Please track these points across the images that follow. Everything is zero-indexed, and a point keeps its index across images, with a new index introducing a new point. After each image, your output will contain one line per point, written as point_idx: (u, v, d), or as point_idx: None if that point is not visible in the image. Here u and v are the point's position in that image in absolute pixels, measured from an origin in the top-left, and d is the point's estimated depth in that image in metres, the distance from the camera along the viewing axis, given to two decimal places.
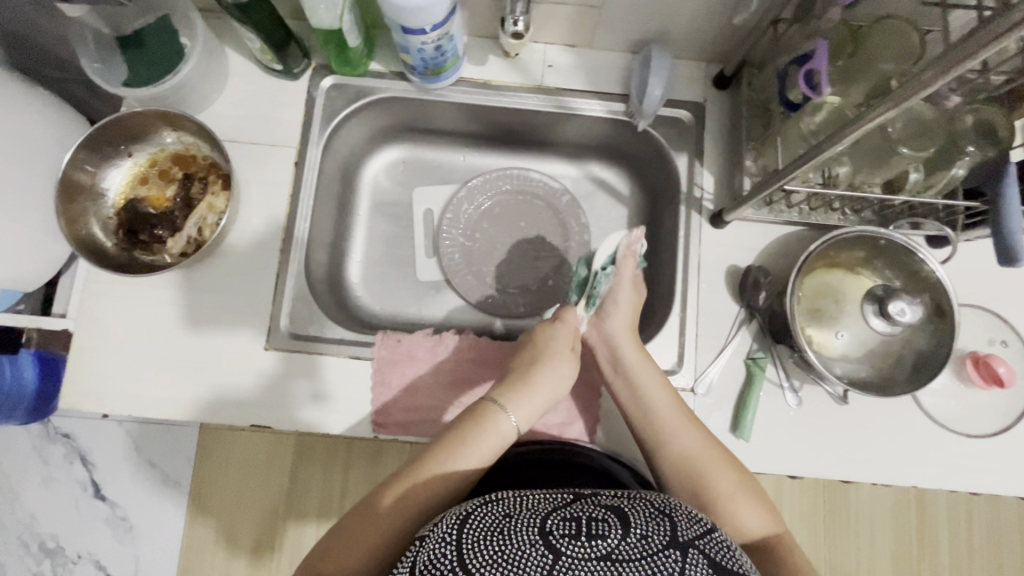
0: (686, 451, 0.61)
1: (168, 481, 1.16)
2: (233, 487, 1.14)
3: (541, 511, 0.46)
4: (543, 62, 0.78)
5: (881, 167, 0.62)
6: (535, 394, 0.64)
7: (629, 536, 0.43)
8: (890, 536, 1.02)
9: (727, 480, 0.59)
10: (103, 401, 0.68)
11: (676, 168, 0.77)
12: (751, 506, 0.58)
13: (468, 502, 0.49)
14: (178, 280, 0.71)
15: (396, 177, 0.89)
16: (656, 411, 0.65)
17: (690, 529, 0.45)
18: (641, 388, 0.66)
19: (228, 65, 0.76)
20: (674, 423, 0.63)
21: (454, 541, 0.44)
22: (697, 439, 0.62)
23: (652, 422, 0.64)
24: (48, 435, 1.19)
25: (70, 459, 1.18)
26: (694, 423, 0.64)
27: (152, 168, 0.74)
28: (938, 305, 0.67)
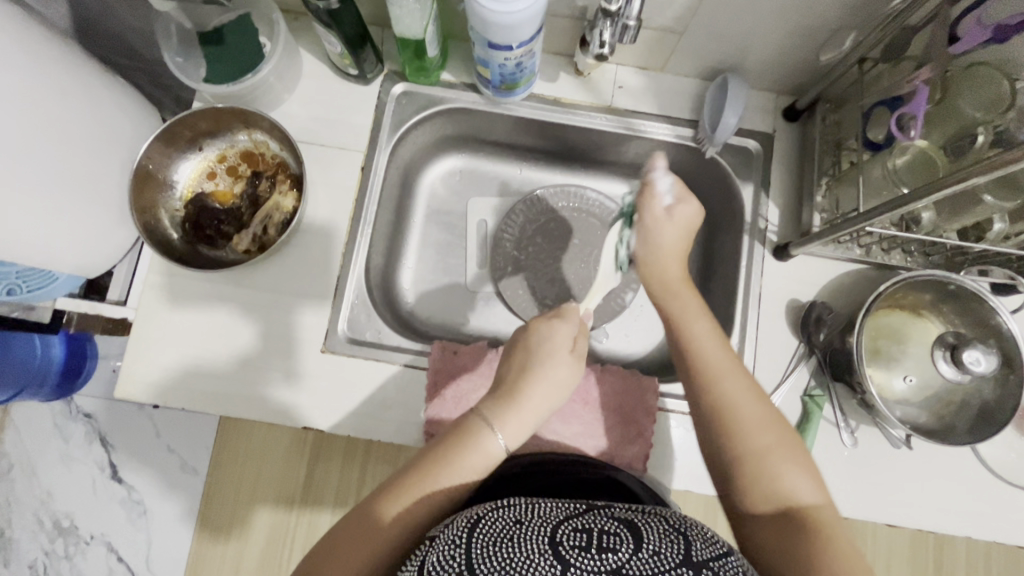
0: (726, 400, 0.53)
1: (187, 469, 1.16)
2: (245, 483, 1.12)
3: (551, 519, 0.47)
4: (613, 83, 0.78)
5: (962, 214, 0.61)
6: (526, 413, 0.55)
7: (640, 552, 0.44)
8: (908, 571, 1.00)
9: (770, 438, 0.51)
10: (156, 392, 0.69)
11: (741, 197, 0.77)
12: (795, 469, 0.50)
13: (480, 506, 0.49)
14: (239, 277, 0.72)
15: (453, 185, 0.90)
16: (700, 354, 0.57)
17: (707, 550, 0.45)
18: (685, 331, 0.58)
19: (303, 66, 0.76)
20: (722, 368, 0.55)
21: (463, 543, 0.44)
22: (745, 388, 0.54)
23: (693, 367, 0.56)
24: (69, 413, 1.19)
25: (90, 440, 1.19)
26: (742, 371, 0.55)
27: (220, 163, 0.74)
28: (1006, 354, 0.66)
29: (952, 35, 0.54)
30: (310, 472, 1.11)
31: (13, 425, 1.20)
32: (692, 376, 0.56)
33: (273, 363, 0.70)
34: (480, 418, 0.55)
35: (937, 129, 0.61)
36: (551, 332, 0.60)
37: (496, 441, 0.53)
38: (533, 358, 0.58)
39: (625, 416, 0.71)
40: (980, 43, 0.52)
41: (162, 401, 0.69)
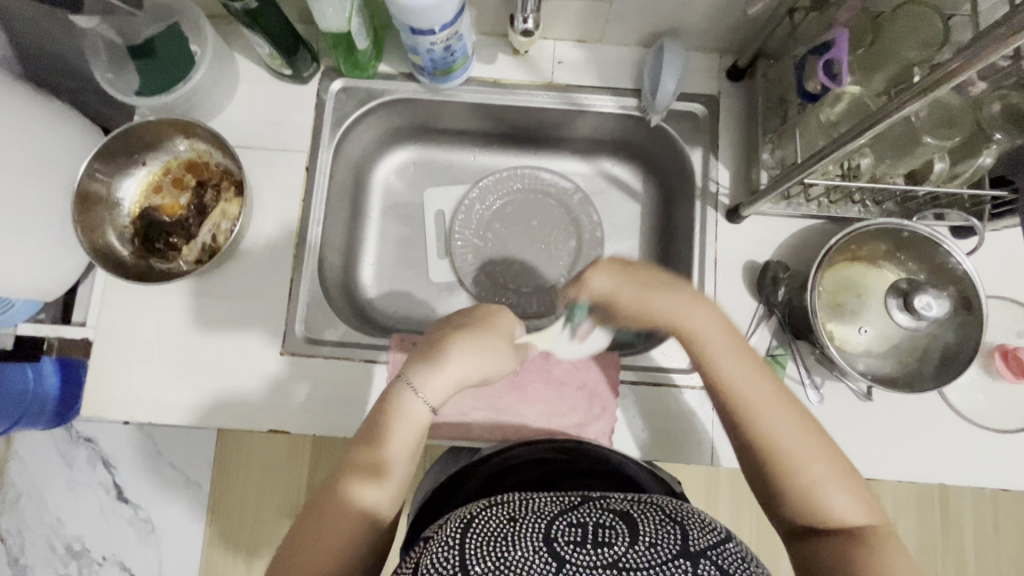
0: (774, 438, 0.51)
1: (190, 484, 1.17)
2: (251, 497, 1.15)
3: (547, 514, 0.46)
4: (552, 59, 0.78)
5: (903, 156, 0.60)
6: (458, 377, 0.56)
7: (636, 543, 0.43)
8: (913, 530, 0.99)
9: (820, 469, 0.50)
10: (125, 408, 0.70)
11: (690, 162, 0.76)
12: (844, 493, 0.50)
13: (474, 505, 0.50)
14: (198, 287, 0.72)
15: (407, 178, 0.89)
16: (740, 392, 0.53)
17: (704, 538, 0.44)
18: (722, 368, 0.54)
19: (239, 71, 0.76)
20: (768, 404, 0.53)
21: (457, 545, 0.44)
22: (791, 421, 0.52)
23: (734, 406, 0.53)
24: (70, 439, 1.21)
25: (92, 463, 1.20)
26: (788, 400, 0.53)
27: (165, 176, 0.74)
28: (964, 297, 0.66)
29: None
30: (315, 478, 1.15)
31: (14, 455, 1.21)
32: (734, 414, 0.53)
33: (237, 369, 0.70)
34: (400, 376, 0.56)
35: (877, 75, 0.60)
36: (501, 323, 0.62)
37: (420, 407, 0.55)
38: (482, 334, 0.59)
39: (589, 392, 0.71)
40: None
41: (133, 417, 0.69)
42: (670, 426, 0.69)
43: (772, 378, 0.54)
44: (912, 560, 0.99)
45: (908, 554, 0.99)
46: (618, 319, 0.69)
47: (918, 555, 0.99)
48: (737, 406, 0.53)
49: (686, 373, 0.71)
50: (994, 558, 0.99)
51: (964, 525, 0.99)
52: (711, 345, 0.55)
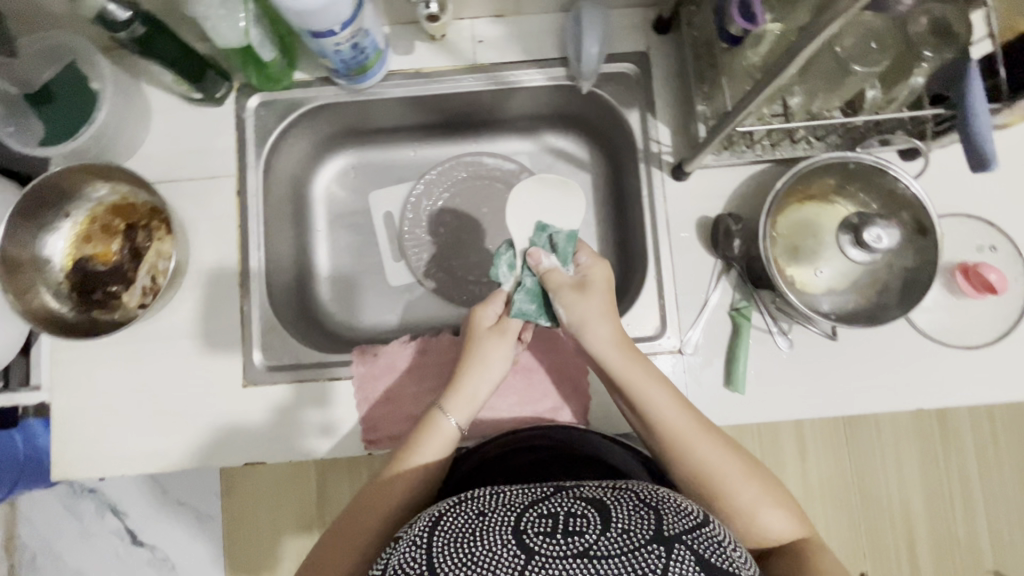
0: (701, 465, 0.55)
1: (202, 516, 1.12)
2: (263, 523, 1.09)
3: (517, 505, 0.45)
4: (472, 39, 0.74)
5: (836, 89, 0.58)
6: (468, 396, 0.60)
7: (608, 531, 0.42)
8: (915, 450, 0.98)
9: (751, 488, 0.54)
10: (97, 466, 0.68)
11: (629, 125, 0.74)
12: (776, 510, 0.54)
13: (443, 502, 0.48)
14: (148, 332, 0.70)
15: (349, 184, 0.86)
16: (669, 427, 0.56)
17: (680, 522, 0.43)
18: (648, 401, 0.57)
19: (150, 103, 0.73)
20: (694, 434, 0.55)
21: (424, 544, 0.43)
22: (717, 447, 0.55)
23: (665, 441, 0.56)
24: (75, 493, 1.16)
25: (101, 512, 1.16)
26: (711, 428, 0.57)
27: (92, 224, 0.71)
28: (917, 221, 0.65)
29: None
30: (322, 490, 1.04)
31: (23, 516, 1.18)
32: (663, 449, 0.56)
33: (204, 409, 0.69)
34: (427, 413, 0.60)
35: None
36: (480, 320, 0.63)
37: (448, 422, 0.59)
38: (470, 338, 0.63)
39: (558, 375, 0.70)
40: None
41: (107, 472, 0.68)
42: None
43: (693, 407, 0.58)
44: (918, 477, 0.98)
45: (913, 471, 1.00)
46: (536, 303, 0.62)
47: (922, 473, 0.98)
48: (667, 441, 0.56)
49: (653, 340, 0.70)
50: (999, 466, 0.98)
51: (966, 439, 0.98)
52: (636, 384, 0.58)
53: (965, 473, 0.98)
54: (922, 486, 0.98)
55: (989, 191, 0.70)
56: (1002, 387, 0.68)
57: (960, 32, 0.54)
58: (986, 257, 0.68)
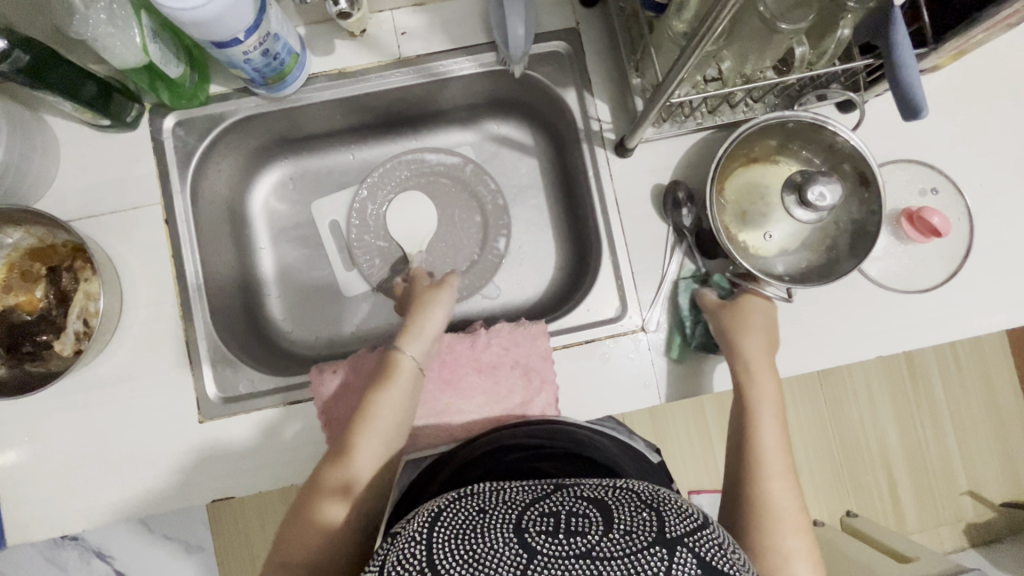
0: (765, 492, 0.57)
1: (191, 549, 1.10)
2: (256, 549, 1.11)
3: (517, 503, 0.44)
4: (394, 31, 0.71)
5: (767, 50, 0.57)
6: (422, 332, 0.66)
7: (611, 533, 0.40)
8: (886, 385, 1.11)
9: (796, 541, 0.55)
10: (52, 525, 0.64)
11: (567, 105, 0.72)
12: (808, 568, 0.54)
13: (442, 498, 0.46)
14: (90, 378, 0.67)
15: (288, 196, 0.83)
16: (763, 450, 0.59)
17: (680, 525, 0.42)
18: (757, 419, 0.61)
19: (55, 135, 0.67)
20: (778, 467, 0.59)
21: (424, 540, 0.41)
22: (787, 491, 0.57)
23: (753, 461, 0.59)
24: (58, 541, 1.07)
25: (86, 558, 1.07)
26: (792, 476, 0.59)
27: (12, 272, 0.66)
28: (860, 173, 0.65)
29: None
30: None
31: None
32: (746, 458, 0.59)
33: (160, 450, 0.66)
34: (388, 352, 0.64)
35: None
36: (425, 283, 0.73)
37: (405, 358, 0.64)
38: (415, 297, 0.71)
39: (524, 369, 0.69)
40: None
41: (63, 531, 0.64)
42: (613, 379, 0.68)
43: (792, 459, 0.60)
44: (889, 411, 1.10)
45: (884, 406, 1.10)
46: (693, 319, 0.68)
47: (894, 405, 1.11)
48: (755, 462, 0.59)
49: (615, 321, 0.70)
50: (963, 395, 1.11)
51: (930, 374, 1.11)
52: (760, 407, 0.62)
53: (932, 403, 1.11)
54: (896, 417, 1.10)
55: (924, 135, 0.71)
56: (958, 326, 0.70)
57: None
58: (928, 200, 0.69)
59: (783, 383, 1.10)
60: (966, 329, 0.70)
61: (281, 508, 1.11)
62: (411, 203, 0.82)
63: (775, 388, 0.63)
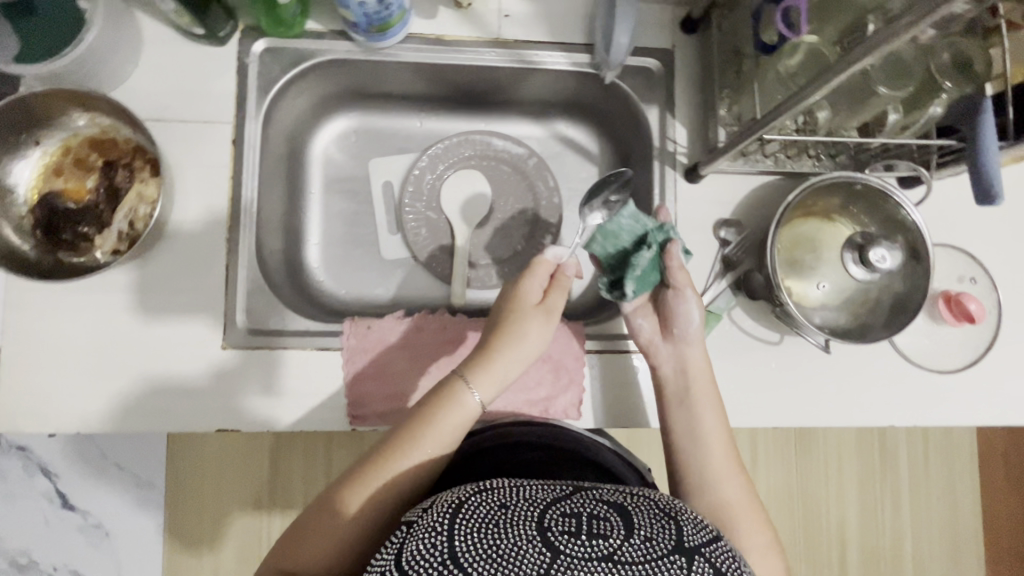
0: (721, 497, 0.57)
1: (140, 485, 1.00)
2: (208, 492, 1.03)
3: (539, 501, 0.42)
4: (498, 12, 0.72)
5: (859, 108, 0.60)
6: (498, 369, 0.60)
7: (633, 537, 0.39)
8: (855, 463, 1.08)
9: (756, 537, 0.56)
10: (45, 421, 0.62)
11: (647, 121, 0.73)
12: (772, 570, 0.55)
13: (461, 489, 0.45)
14: (118, 280, 0.65)
15: (349, 148, 0.82)
16: (711, 448, 0.60)
17: (698, 534, 0.42)
18: (695, 420, 0.61)
19: (142, 32, 0.67)
20: (725, 469, 0.59)
21: (444, 531, 0.40)
22: (740, 488, 0.58)
23: (703, 462, 0.59)
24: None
25: (29, 473, 0.98)
26: (740, 471, 0.60)
27: (65, 156, 0.65)
28: (912, 247, 0.67)
29: None
30: (276, 468, 1.05)
31: None
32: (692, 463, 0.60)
33: (175, 367, 0.64)
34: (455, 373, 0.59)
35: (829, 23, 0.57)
36: (527, 296, 0.63)
37: (472, 398, 0.58)
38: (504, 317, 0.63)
39: (554, 364, 0.70)
40: None
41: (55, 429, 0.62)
42: (635, 390, 0.70)
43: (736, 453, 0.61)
44: (854, 490, 1.07)
45: (852, 489, 1.07)
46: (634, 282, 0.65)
47: (860, 481, 1.08)
48: (706, 463, 0.59)
49: None
50: (925, 487, 1.09)
51: (899, 459, 1.08)
52: (701, 405, 0.62)
53: (896, 488, 1.08)
54: (859, 497, 1.07)
55: (972, 226, 0.74)
56: (968, 413, 0.72)
57: (983, 69, 0.54)
58: (966, 288, 0.72)
59: (758, 436, 1.06)
60: (974, 417, 0.72)
61: (244, 453, 1.03)
62: (465, 181, 0.81)
63: (712, 387, 0.63)
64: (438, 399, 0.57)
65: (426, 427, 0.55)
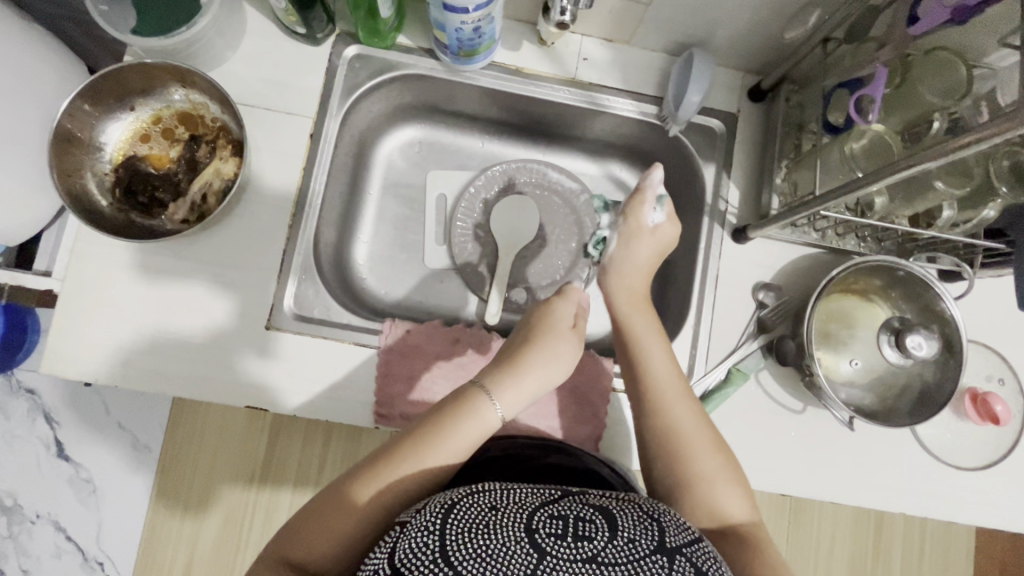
0: (673, 425, 0.59)
1: (138, 448, 1.01)
2: (203, 461, 1.01)
3: (527, 505, 0.43)
4: (578, 55, 0.76)
5: (916, 199, 0.62)
6: (523, 381, 0.58)
7: (616, 539, 0.41)
8: (847, 547, 1.06)
9: (710, 461, 0.57)
10: (87, 369, 0.65)
11: (702, 177, 0.76)
12: (733, 490, 0.56)
13: (453, 491, 0.45)
14: (180, 247, 0.68)
15: (411, 157, 0.85)
16: (656, 382, 0.62)
17: (679, 536, 0.43)
18: (644, 357, 0.63)
19: (246, 23, 0.71)
20: (674, 394, 0.61)
21: (437, 530, 0.40)
22: (692, 414, 0.60)
23: (649, 396, 0.61)
24: (9, 389, 1.02)
25: (32, 417, 1.01)
26: (691, 399, 0.61)
27: (155, 125, 0.70)
28: (947, 339, 0.68)
29: (913, 16, 0.55)
30: (271, 454, 1.01)
31: None
32: (645, 396, 0.61)
33: (217, 338, 0.67)
34: (476, 386, 0.57)
35: (896, 114, 0.60)
36: (558, 309, 0.66)
37: (495, 412, 0.55)
38: (536, 318, 0.65)
39: (579, 396, 0.72)
40: (940, 24, 0.53)
41: (95, 377, 0.65)
42: None
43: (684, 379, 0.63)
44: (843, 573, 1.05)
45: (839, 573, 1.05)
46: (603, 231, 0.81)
47: (850, 567, 1.05)
48: (652, 395, 0.61)
49: None
50: None
51: (893, 548, 1.06)
52: (640, 339, 0.65)
53: None
54: None
55: (1005, 328, 0.75)
56: (979, 512, 0.72)
57: None
58: (993, 388, 0.72)
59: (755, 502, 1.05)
60: (984, 517, 0.72)
61: (243, 430, 1.01)
62: (516, 206, 0.84)
63: (651, 325, 0.66)
64: (460, 406, 0.54)
65: (448, 437, 0.52)
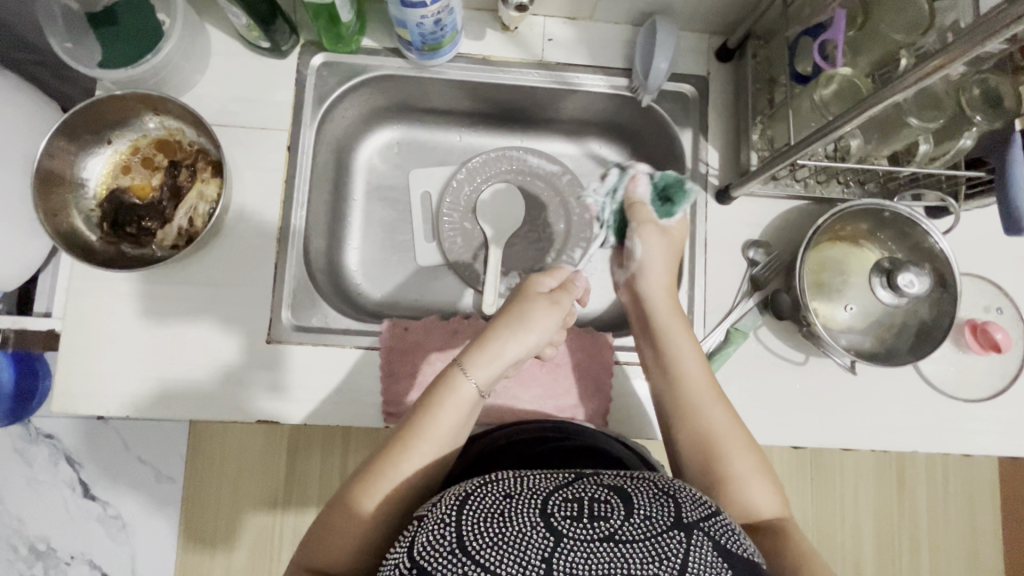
0: (707, 426, 0.58)
1: (161, 478, 1.02)
2: (223, 486, 1.02)
3: (542, 489, 0.43)
4: (543, 36, 0.76)
5: (892, 137, 0.62)
6: (498, 353, 0.56)
7: (632, 517, 0.41)
8: (872, 496, 1.06)
9: (741, 461, 0.56)
10: (96, 403, 0.66)
11: (680, 143, 0.76)
12: (764, 487, 0.55)
13: (469, 482, 0.46)
14: (173, 273, 0.69)
15: (391, 159, 0.86)
16: (689, 380, 0.61)
17: (696, 510, 0.43)
18: (676, 360, 0.63)
19: (211, 44, 0.72)
20: (706, 398, 0.60)
21: (453, 522, 0.41)
22: (724, 416, 0.59)
23: (682, 398, 0.61)
24: (28, 436, 1.03)
25: (53, 460, 1.03)
26: (723, 398, 0.60)
27: (134, 155, 0.70)
28: (940, 274, 0.68)
29: None
30: (291, 470, 1.02)
31: None
32: (678, 400, 0.61)
33: (221, 357, 0.68)
34: (455, 361, 0.56)
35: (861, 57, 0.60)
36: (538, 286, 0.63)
37: (466, 385, 0.54)
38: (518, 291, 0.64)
39: (584, 374, 0.73)
40: None
41: (106, 410, 0.66)
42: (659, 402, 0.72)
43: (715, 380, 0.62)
44: (871, 523, 1.06)
45: (867, 522, 1.06)
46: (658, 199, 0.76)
47: (877, 515, 1.06)
48: (685, 397, 0.61)
49: None
50: (944, 524, 1.07)
51: (917, 490, 1.07)
52: (669, 332, 0.65)
53: (914, 524, 1.06)
54: (877, 531, 1.05)
55: (998, 257, 0.75)
56: (992, 442, 0.72)
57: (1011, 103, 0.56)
58: (992, 317, 0.73)
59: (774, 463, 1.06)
60: (997, 445, 0.72)
61: (260, 449, 1.02)
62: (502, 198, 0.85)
63: (682, 325, 0.65)
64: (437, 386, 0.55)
65: (430, 418, 0.53)
